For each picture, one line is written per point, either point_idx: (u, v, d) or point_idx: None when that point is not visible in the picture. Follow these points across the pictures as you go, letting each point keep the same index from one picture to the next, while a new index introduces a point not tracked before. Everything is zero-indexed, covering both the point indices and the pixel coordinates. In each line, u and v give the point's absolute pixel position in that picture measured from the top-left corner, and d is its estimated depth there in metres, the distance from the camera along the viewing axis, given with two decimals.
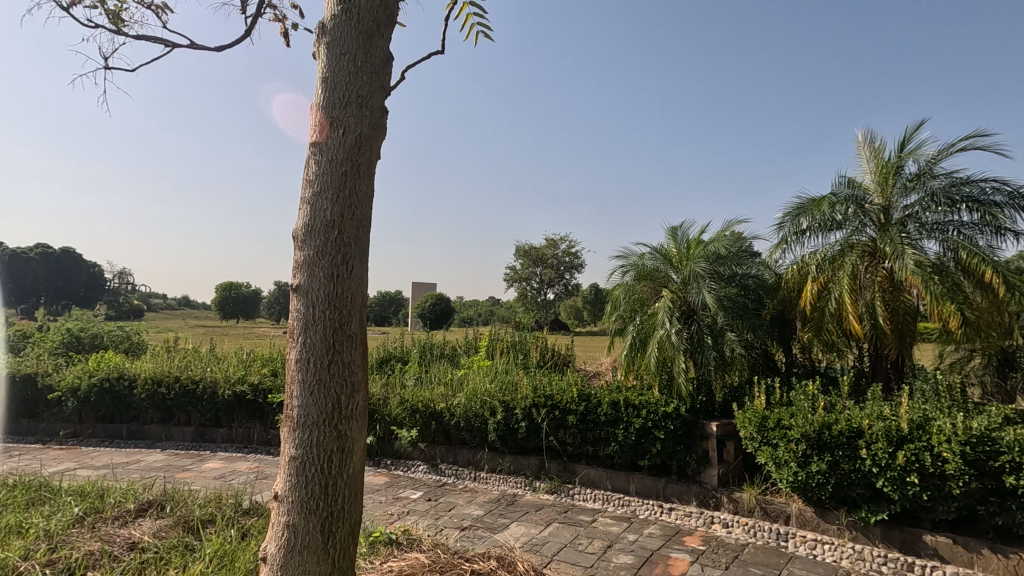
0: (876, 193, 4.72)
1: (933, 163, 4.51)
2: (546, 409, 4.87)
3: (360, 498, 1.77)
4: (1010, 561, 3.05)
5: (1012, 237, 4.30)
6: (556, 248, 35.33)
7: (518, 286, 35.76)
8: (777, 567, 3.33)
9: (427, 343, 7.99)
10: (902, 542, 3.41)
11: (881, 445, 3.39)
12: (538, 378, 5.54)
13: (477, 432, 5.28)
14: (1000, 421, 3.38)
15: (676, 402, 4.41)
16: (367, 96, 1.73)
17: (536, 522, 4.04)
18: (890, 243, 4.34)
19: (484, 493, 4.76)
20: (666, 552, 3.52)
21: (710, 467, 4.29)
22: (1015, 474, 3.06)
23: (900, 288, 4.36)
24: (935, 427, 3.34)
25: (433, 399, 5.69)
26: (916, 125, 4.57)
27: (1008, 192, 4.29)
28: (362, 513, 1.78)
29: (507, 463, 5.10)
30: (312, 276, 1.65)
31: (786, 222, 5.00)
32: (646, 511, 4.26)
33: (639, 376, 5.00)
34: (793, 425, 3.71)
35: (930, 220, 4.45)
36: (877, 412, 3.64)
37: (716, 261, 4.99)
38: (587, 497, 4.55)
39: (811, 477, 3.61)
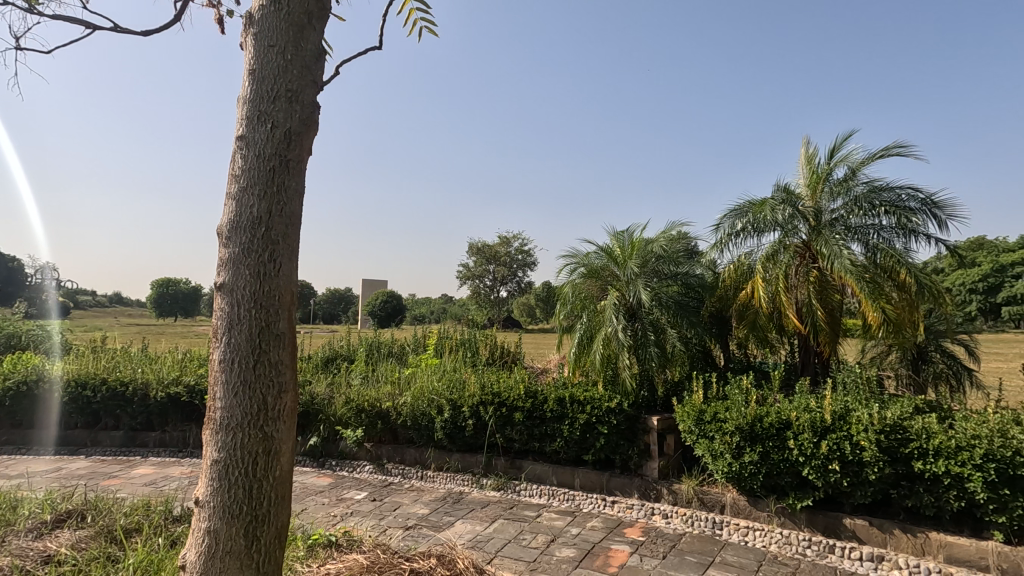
0: (807, 197, 4.97)
1: (857, 170, 4.80)
2: (493, 406, 4.89)
3: (288, 501, 1.73)
4: (918, 540, 3.30)
5: (925, 240, 4.65)
6: (508, 247, 35.63)
7: (471, 284, 35.70)
8: (711, 555, 3.47)
9: (375, 342, 7.85)
10: (825, 526, 3.64)
11: (807, 435, 3.59)
12: (486, 376, 5.55)
13: (424, 430, 5.26)
14: (911, 411, 3.65)
15: (619, 397, 4.53)
16: (298, 90, 1.69)
17: (481, 519, 4.05)
18: (823, 244, 4.57)
19: (429, 492, 4.73)
20: (606, 544, 3.61)
21: (651, 460, 4.44)
22: (923, 459, 3.30)
23: (828, 287, 4.62)
24: (855, 417, 3.58)
25: (379, 398, 5.62)
26: (844, 134, 4.85)
27: (922, 198, 4.62)
28: (291, 516, 1.74)
29: (455, 461, 5.10)
30: (237, 274, 1.60)
31: (724, 222, 5.23)
32: (590, 504, 4.35)
33: (586, 372, 5.08)
34: (728, 418, 3.88)
35: (854, 224, 4.72)
36: (804, 404, 3.85)
37: (657, 260, 5.15)
38: (533, 492, 4.60)
39: (744, 467, 3.79)
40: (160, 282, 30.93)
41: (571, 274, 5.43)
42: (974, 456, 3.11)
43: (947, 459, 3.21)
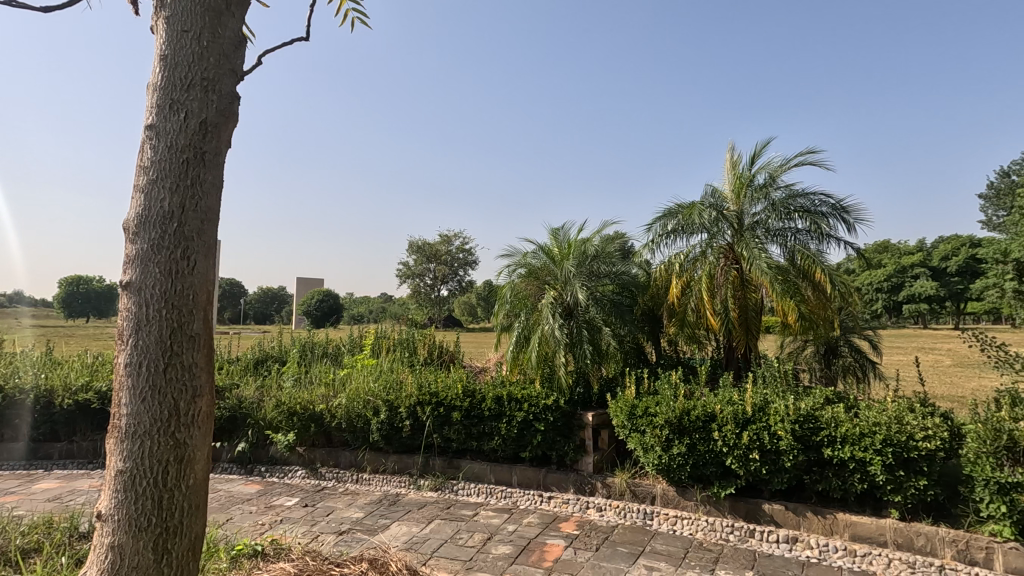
0: (731, 201, 5.24)
1: (776, 176, 5.11)
2: (430, 407, 4.85)
3: (203, 511, 1.65)
4: (827, 521, 3.56)
5: (835, 243, 5.01)
6: (449, 246, 35.43)
7: (411, 282, 35.21)
8: (641, 544, 3.59)
9: (309, 342, 7.59)
10: (746, 512, 3.85)
11: (730, 427, 3.78)
12: (424, 375, 5.49)
13: (360, 432, 5.15)
14: (822, 402, 3.92)
15: (556, 394, 4.61)
16: (214, 79, 1.61)
17: (417, 520, 4.01)
18: (745, 247, 4.83)
19: (364, 495, 4.63)
20: (542, 539, 3.66)
21: (586, 455, 4.55)
22: (832, 446, 3.56)
23: (748, 287, 4.90)
24: (773, 409, 3.81)
25: (312, 400, 5.44)
26: (764, 142, 5.15)
27: (832, 204, 4.99)
28: (206, 527, 1.66)
29: (392, 462, 5.02)
30: (145, 271, 1.52)
31: (655, 224, 5.43)
32: (527, 501, 4.40)
33: (523, 370, 5.14)
34: (658, 412, 4.03)
35: (774, 227, 5.02)
36: (728, 397, 4.07)
37: (593, 260, 5.28)
38: (471, 491, 4.60)
39: (673, 459, 3.95)
40: (69, 280, 28.53)
41: (510, 273, 5.47)
42: (875, 441, 3.39)
43: (852, 445, 3.48)
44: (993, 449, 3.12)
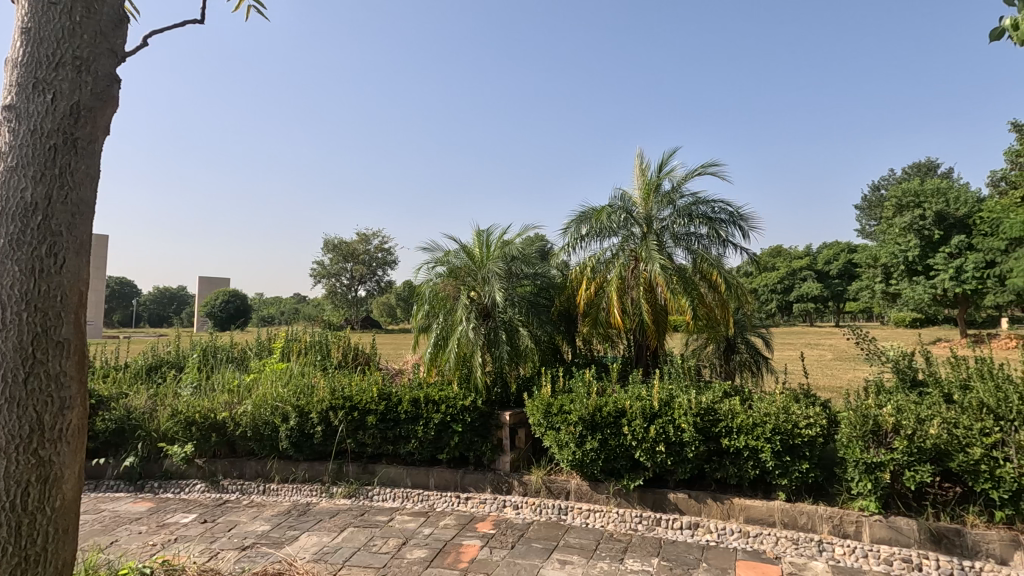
0: (641, 206, 5.50)
1: (681, 184, 5.42)
2: (343, 411, 4.68)
3: (72, 523, 1.60)
4: (725, 507, 3.82)
5: (733, 248, 5.40)
6: (368, 245, 34.46)
7: (327, 282, 33.85)
8: (555, 539, 3.68)
9: (210, 346, 7.07)
10: (653, 502, 4.05)
11: (639, 421, 3.97)
12: (337, 379, 5.29)
13: (267, 440, 4.87)
14: (720, 396, 4.21)
15: (473, 395, 4.62)
16: (88, 58, 1.59)
17: (329, 530, 3.86)
18: (645, 249, 5.12)
19: (271, 507, 4.39)
20: (458, 541, 3.65)
21: (503, 454, 4.59)
22: (729, 436, 3.83)
23: (655, 288, 5.16)
24: (677, 403, 4.03)
25: (214, 408, 5.08)
26: (671, 152, 5.45)
27: (730, 212, 5.37)
28: (74, 538, 1.61)
29: (302, 471, 4.79)
30: (3, 270, 1.47)
31: (570, 227, 5.59)
32: (444, 503, 4.36)
33: (441, 372, 5.10)
34: (572, 409, 4.16)
35: (679, 232, 5.33)
36: (637, 393, 4.26)
37: (511, 262, 5.34)
38: (386, 496, 4.50)
39: (586, 454, 4.08)
40: None
41: (429, 273, 5.41)
42: (765, 430, 3.68)
43: (746, 435, 3.76)
44: (862, 433, 3.48)
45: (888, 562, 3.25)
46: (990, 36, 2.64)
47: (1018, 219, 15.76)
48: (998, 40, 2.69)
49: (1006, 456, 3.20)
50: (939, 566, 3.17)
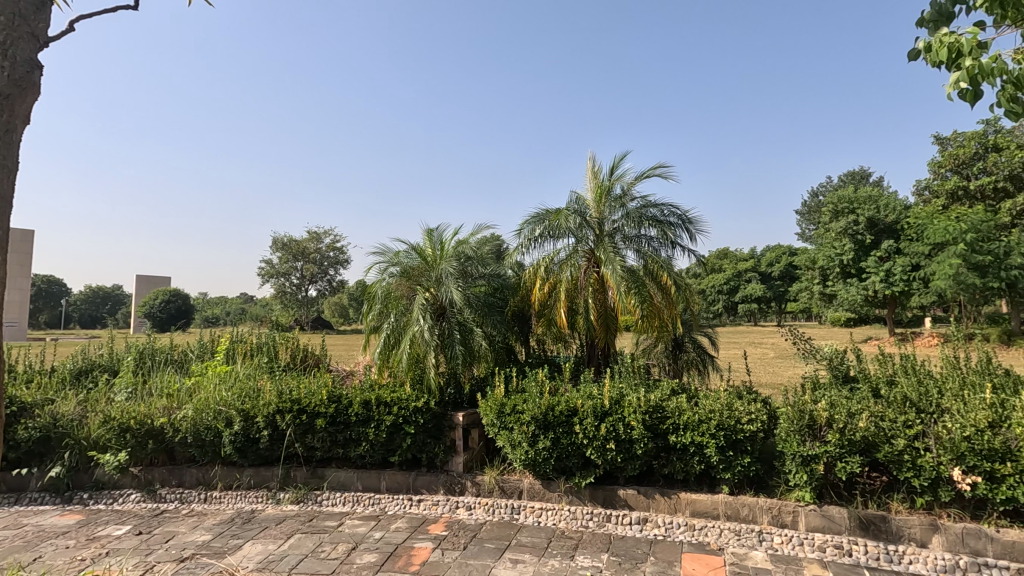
0: (594, 208, 5.59)
1: (632, 188, 5.55)
2: (291, 414, 4.53)
3: None
4: (672, 501, 3.94)
5: (681, 250, 5.57)
6: (319, 243, 33.60)
7: (276, 282, 32.78)
8: (508, 539, 3.69)
9: (147, 348, 6.70)
10: (604, 499, 4.12)
11: (590, 420, 4.03)
12: (284, 381, 5.13)
13: (209, 446, 4.67)
14: (668, 393, 4.33)
15: (426, 396, 4.58)
16: (6, 97, 1.68)
17: (274, 537, 3.74)
18: (604, 252, 5.19)
19: (214, 515, 4.22)
20: (410, 544, 3.61)
21: (456, 455, 4.58)
22: (676, 432, 3.95)
23: (607, 289, 5.26)
24: (627, 401, 4.12)
25: (151, 414, 4.82)
26: (622, 155, 5.56)
27: (678, 215, 5.54)
28: None
29: (247, 477, 4.63)
30: None
31: (524, 229, 5.63)
32: (396, 505, 4.31)
33: (393, 373, 5.03)
34: (525, 409, 4.18)
35: (630, 234, 5.45)
36: (588, 392, 4.33)
37: (465, 261, 5.32)
38: (336, 501, 4.41)
39: (538, 453, 4.12)
40: None
41: (382, 273, 5.32)
42: (710, 426, 3.81)
43: (692, 431, 3.88)
44: (799, 427, 3.64)
45: (821, 549, 3.43)
46: (908, 57, 3.01)
47: (939, 226, 17.02)
48: (914, 60, 3.07)
49: (926, 446, 3.43)
50: (867, 551, 3.37)
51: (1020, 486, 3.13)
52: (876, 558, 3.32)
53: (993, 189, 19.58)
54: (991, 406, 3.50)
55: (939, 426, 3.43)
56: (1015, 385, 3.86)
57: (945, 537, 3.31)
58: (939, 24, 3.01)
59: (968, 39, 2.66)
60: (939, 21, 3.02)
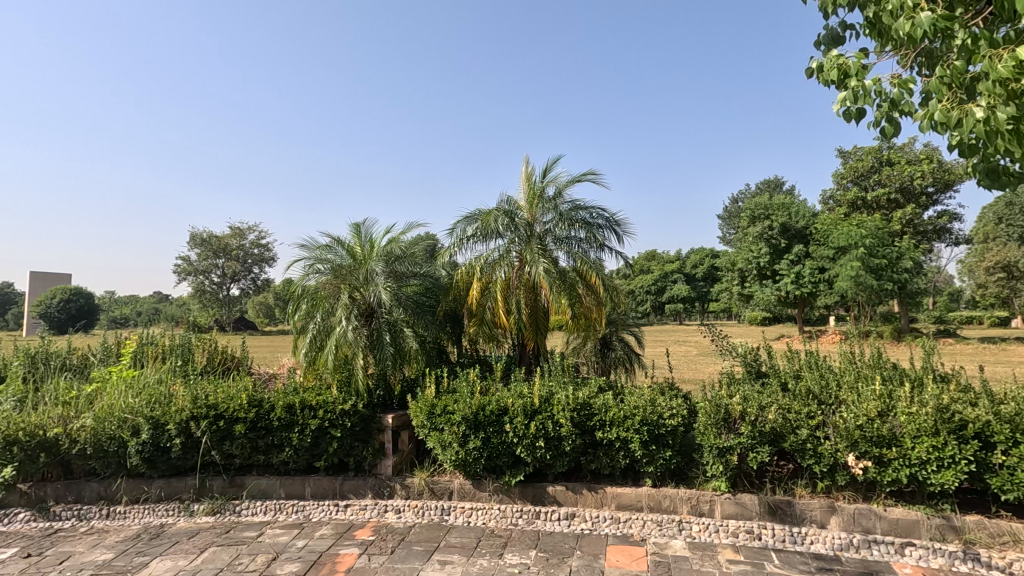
0: (526, 210, 5.66)
1: (563, 190, 5.66)
2: (206, 420, 4.26)
3: None
4: (598, 496, 4.06)
5: (609, 253, 5.74)
6: (242, 240, 31.90)
7: (193, 280, 30.82)
8: (436, 541, 3.67)
9: (40, 352, 6.10)
10: (533, 496, 4.18)
11: (520, 419, 4.07)
12: (199, 385, 4.83)
13: (112, 457, 4.32)
14: (596, 391, 4.45)
15: (353, 399, 4.46)
16: None
17: (186, 552, 3.52)
18: (533, 252, 5.27)
19: (117, 532, 3.91)
20: (334, 551, 3.51)
21: (385, 458, 4.49)
22: (603, 429, 4.06)
23: (538, 289, 5.34)
24: (556, 399, 4.19)
25: (43, 424, 4.39)
26: (554, 159, 5.66)
27: (606, 217, 5.70)
28: None
29: (156, 489, 4.33)
30: None
31: (456, 228, 5.62)
32: (321, 512, 4.17)
33: (319, 375, 4.87)
34: (455, 410, 4.16)
35: (561, 235, 5.54)
36: (519, 391, 4.37)
37: (395, 261, 5.23)
38: (256, 511, 4.20)
39: (469, 453, 4.11)
40: None
41: (307, 271, 5.13)
42: (635, 422, 3.95)
43: (618, 427, 4.01)
44: (715, 421, 3.85)
45: (734, 535, 3.65)
46: (804, 77, 3.29)
47: (842, 232, 18.56)
48: (808, 78, 3.36)
49: (826, 435, 3.73)
50: (775, 534, 3.61)
51: (904, 469, 3.46)
52: (782, 540, 3.57)
53: (887, 200, 21.64)
54: (881, 396, 3.85)
55: (837, 416, 3.73)
56: (901, 377, 4.27)
57: (841, 517, 3.61)
58: (831, 46, 3.30)
59: (852, 63, 2.93)
60: (831, 44, 3.30)
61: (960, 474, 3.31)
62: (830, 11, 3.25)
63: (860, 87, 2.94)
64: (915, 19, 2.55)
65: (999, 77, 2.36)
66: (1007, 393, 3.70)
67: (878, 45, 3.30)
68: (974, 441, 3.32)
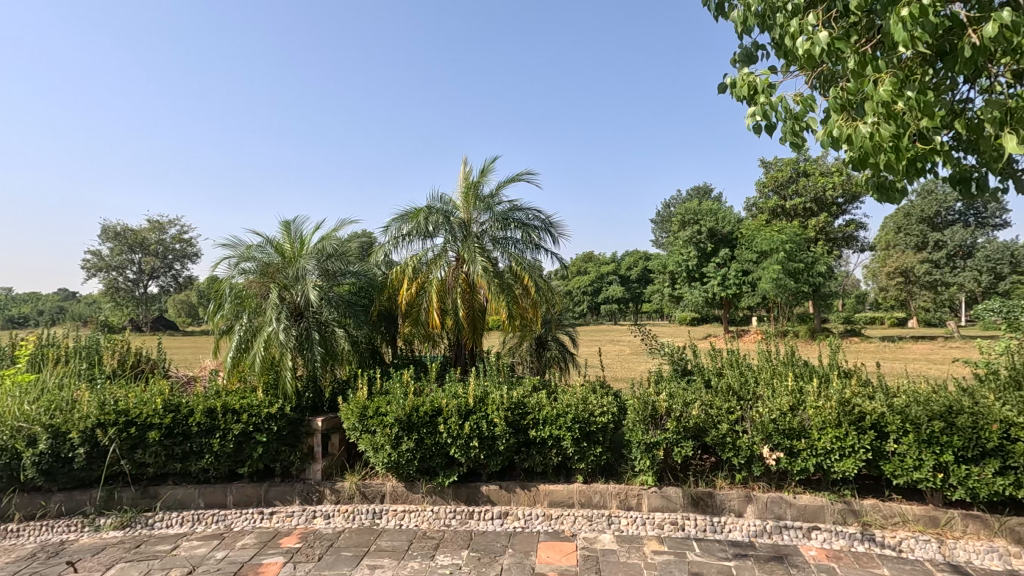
0: (462, 209, 5.64)
1: (500, 191, 5.69)
2: (115, 427, 3.96)
3: None
4: (531, 493, 4.11)
5: (545, 254, 5.82)
6: (162, 234, 29.93)
7: (105, 277, 28.59)
8: (366, 545, 3.59)
9: None
10: (466, 496, 4.17)
11: (454, 419, 4.05)
12: (107, 390, 4.48)
13: (4, 470, 3.93)
14: (530, 390, 4.50)
15: (280, 401, 4.28)
16: None
17: (89, 570, 3.26)
18: (469, 251, 5.27)
19: (8, 553, 3.57)
20: (257, 560, 3.36)
21: (314, 462, 4.35)
22: (536, 427, 4.12)
23: (474, 289, 5.34)
24: (491, 399, 4.20)
25: None
26: (490, 159, 5.68)
27: (542, 219, 5.79)
28: None
29: (56, 503, 3.99)
30: None
31: (391, 227, 5.52)
32: (244, 521, 3.98)
33: (244, 378, 4.64)
34: (388, 411, 4.09)
35: (497, 236, 5.57)
36: (453, 392, 4.35)
37: (327, 259, 5.07)
38: (171, 522, 3.96)
39: (402, 455, 4.05)
40: None
41: (232, 269, 4.88)
42: (567, 420, 4.03)
43: (550, 425, 4.08)
44: (643, 418, 3.99)
45: (660, 527, 3.80)
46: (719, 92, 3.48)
47: (764, 237, 19.74)
48: (723, 92, 3.55)
49: (744, 429, 3.95)
50: (697, 524, 3.79)
51: (811, 458, 3.73)
52: (703, 529, 3.76)
53: (803, 208, 23.24)
54: (792, 391, 4.12)
55: (753, 411, 3.96)
56: (811, 374, 4.59)
57: (756, 505, 3.84)
58: (744, 64, 3.51)
59: (761, 81, 3.13)
60: (744, 62, 3.51)
61: (859, 461, 3.60)
62: (743, 30, 3.45)
63: (768, 104, 3.15)
64: (815, 42, 2.75)
65: (885, 98, 2.59)
66: (900, 386, 4.07)
67: (786, 65, 3.54)
68: (871, 430, 3.62)
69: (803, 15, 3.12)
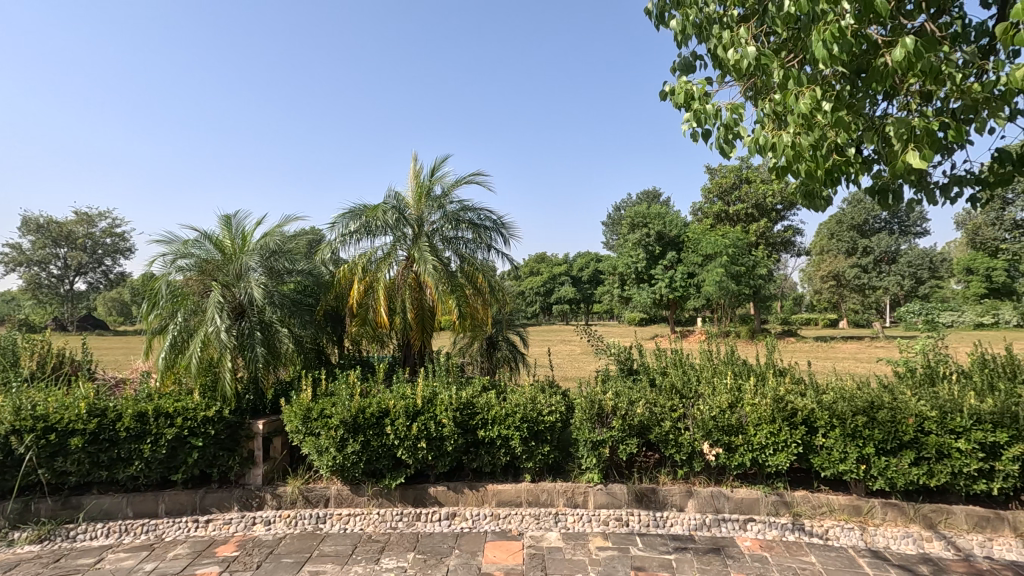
0: (413, 208, 5.57)
1: (451, 190, 5.65)
2: (33, 434, 3.68)
3: None
4: (479, 493, 4.11)
5: (496, 254, 5.83)
6: (91, 227, 28.13)
7: (26, 272, 26.60)
8: (308, 551, 3.49)
9: None
10: (414, 498, 4.13)
11: (401, 420, 3.99)
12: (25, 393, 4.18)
13: None
14: (479, 390, 4.49)
15: (218, 404, 4.10)
16: None
17: None
18: (419, 251, 5.21)
19: None
20: (190, 571, 3.21)
21: (254, 467, 4.20)
22: (484, 427, 4.12)
23: (423, 288, 5.28)
24: (439, 399, 4.16)
25: None
26: (442, 158, 5.63)
27: (493, 219, 5.79)
28: None
29: None
30: None
31: (339, 224, 5.39)
32: (176, 531, 3.79)
33: (179, 379, 4.43)
34: (333, 413, 3.99)
35: (447, 235, 5.54)
36: (401, 392, 4.29)
37: (271, 256, 4.90)
38: (95, 534, 3.73)
39: (347, 458, 3.97)
40: None
41: (166, 265, 4.64)
42: (515, 419, 4.06)
43: (499, 425, 4.09)
44: (589, 416, 4.06)
45: (605, 523, 3.88)
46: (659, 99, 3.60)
47: (709, 241, 20.48)
48: (663, 99, 3.67)
49: (686, 426, 4.08)
50: (640, 519, 3.90)
51: (747, 453, 3.91)
52: (646, 525, 3.86)
53: (745, 214, 24.28)
54: (731, 389, 4.29)
55: (695, 409, 4.11)
56: (749, 372, 4.80)
57: (697, 500, 3.98)
58: (684, 73, 3.63)
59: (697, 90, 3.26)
60: (684, 71, 3.63)
61: (791, 455, 3.79)
62: (683, 40, 3.58)
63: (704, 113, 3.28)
64: (746, 55, 2.90)
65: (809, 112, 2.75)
66: (829, 384, 4.30)
67: (722, 75, 3.69)
68: (802, 425, 3.82)
69: (738, 28, 3.26)
